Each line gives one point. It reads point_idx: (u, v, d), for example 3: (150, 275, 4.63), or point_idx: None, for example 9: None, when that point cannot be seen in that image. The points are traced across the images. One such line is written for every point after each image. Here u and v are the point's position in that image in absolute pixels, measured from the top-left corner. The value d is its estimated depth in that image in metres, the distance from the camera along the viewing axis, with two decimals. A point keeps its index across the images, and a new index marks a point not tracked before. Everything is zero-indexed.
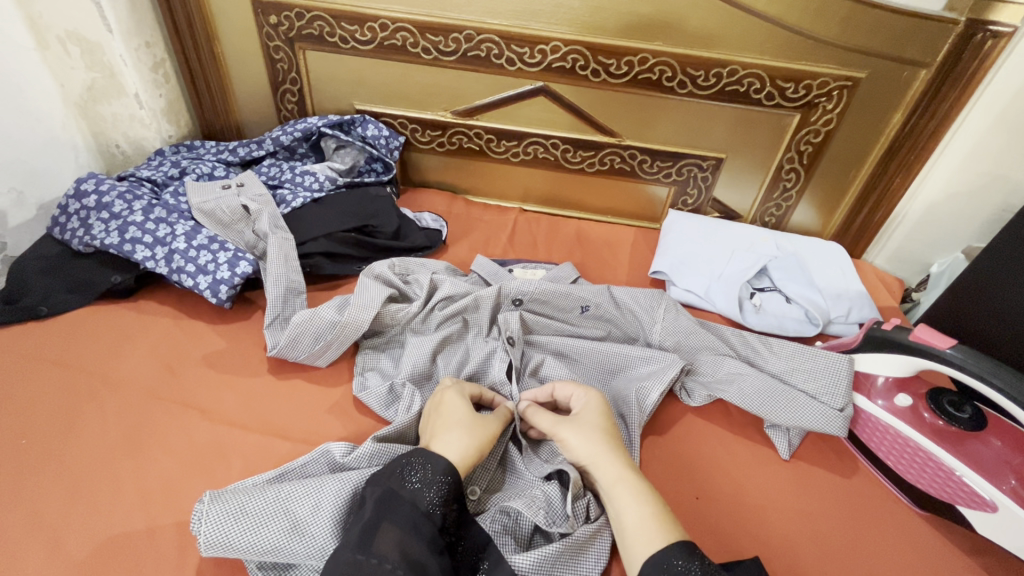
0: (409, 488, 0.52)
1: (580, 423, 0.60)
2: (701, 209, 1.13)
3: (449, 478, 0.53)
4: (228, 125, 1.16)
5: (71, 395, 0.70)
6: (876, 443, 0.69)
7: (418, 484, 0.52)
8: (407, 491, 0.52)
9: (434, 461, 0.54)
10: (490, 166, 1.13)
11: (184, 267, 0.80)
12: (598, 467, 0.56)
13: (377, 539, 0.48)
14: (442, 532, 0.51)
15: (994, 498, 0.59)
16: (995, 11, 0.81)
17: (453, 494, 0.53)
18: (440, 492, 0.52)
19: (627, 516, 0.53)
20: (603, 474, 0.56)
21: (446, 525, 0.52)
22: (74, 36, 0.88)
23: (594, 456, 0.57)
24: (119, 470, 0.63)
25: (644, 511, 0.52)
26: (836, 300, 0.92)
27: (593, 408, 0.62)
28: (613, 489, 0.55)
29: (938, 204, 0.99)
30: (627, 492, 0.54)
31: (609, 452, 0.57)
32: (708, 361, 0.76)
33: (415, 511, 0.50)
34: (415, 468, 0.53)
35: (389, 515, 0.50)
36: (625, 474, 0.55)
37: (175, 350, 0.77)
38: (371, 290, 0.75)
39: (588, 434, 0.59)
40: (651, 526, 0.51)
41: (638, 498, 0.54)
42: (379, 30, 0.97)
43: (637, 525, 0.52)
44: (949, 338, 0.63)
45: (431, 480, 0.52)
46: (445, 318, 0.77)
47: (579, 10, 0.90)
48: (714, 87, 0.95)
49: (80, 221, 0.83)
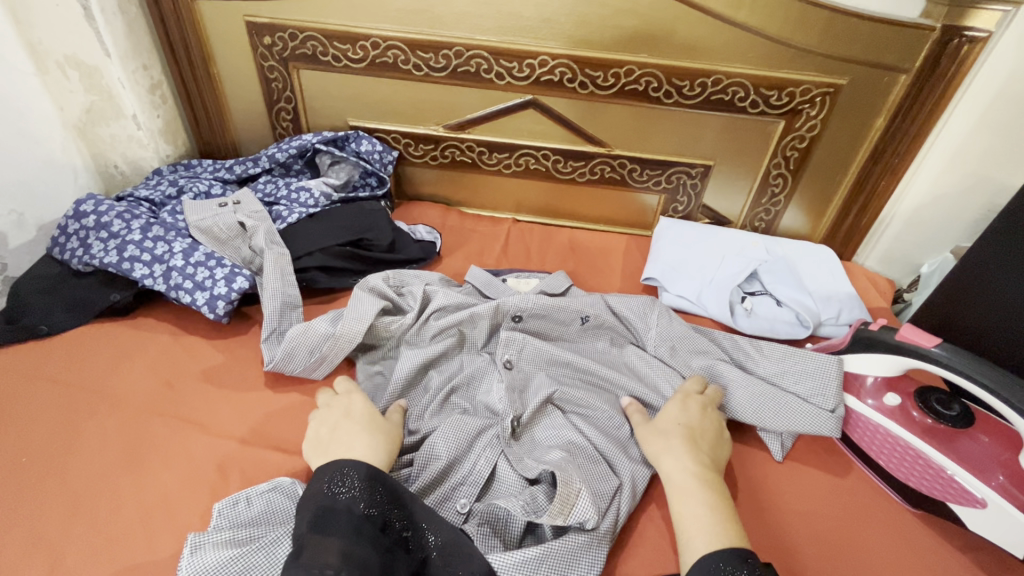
0: (342, 498, 0.52)
1: (659, 428, 0.65)
2: (692, 216, 1.14)
3: (371, 479, 0.54)
4: (225, 144, 1.18)
5: (71, 413, 0.70)
6: (867, 443, 0.69)
7: (348, 494, 0.53)
8: (340, 502, 0.52)
9: (357, 466, 0.55)
10: (482, 178, 1.15)
11: (182, 284, 0.81)
12: (665, 471, 0.61)
13: (321, 553, 0.48)
14: (387, 531, 0.52)
15: (984, 495, 0.60)
16: (970, 17, 0.83)
17: (383, 492, 0.54)
18: (371, 493, 0.53)
19: (688, 518, 0.55)
20: (668, 477, 0.60)
21: (390, 523, 0.53)
22: (74, 61, 0.91)
23: (663, 460, 0.62)
24: (119, 486, 0.63)
25: (701, 514, 0.55)
26: (827, 302, 0.93)
27: (675, 412, 0.67)
28: (675, 494, 0.58)
29: (927, 205, 1.01)
30: (685, 496, 0.57)
31: (683, 454, 0.61)
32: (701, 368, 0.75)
33: (352, 517, 0.51)
34: (339, 479, 0.54)
35: (329, 529, 0.50)
36: (687, 482, 0.59)
37: (173, 366, 0.78)
38: (364, 303, 0.76)
39: (664, 441, 0.63)
40: (709, 531, 0.54)
41: (691, 500, 0.57)
42: (371, 48, 0.99)
43: (696, 526, 0.55)
44: (934, 335, 0.65)
45: (357, 486, 0.54)
46: (436, 331, 0.77)
47: (566, 24, 0.93)
48: (699, 96, 0.97)
49: (79, 241, 0.84)
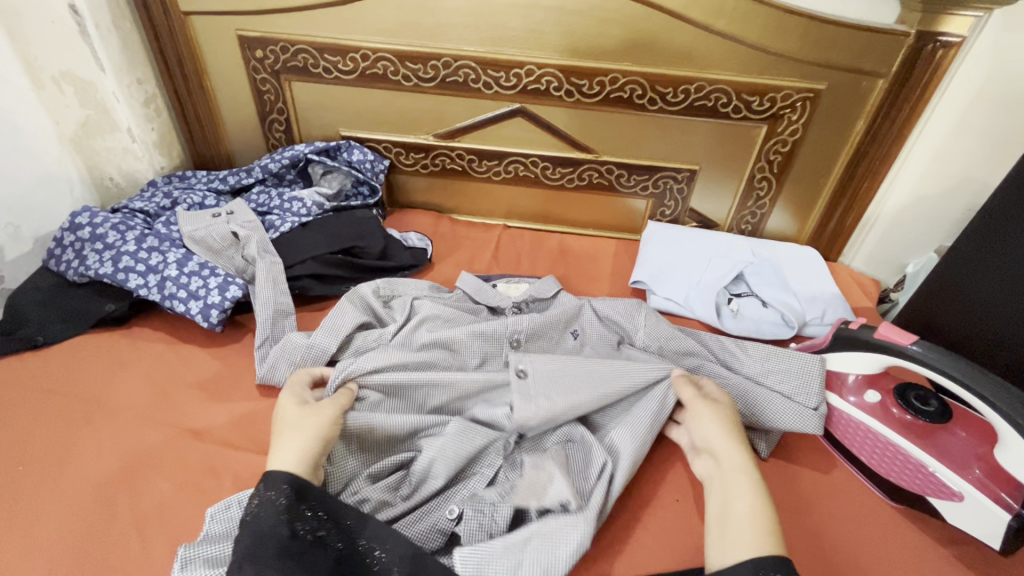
0: (253, 514, 0.52)
1: (715, 405, 0.65)
2: (679, 220, 1.16)
3: (280, 485, 0.53)
4: (219, 155, 1.19)
5: (67, 421, 0.72)
6: (850, 440, 0.71)
7: (257, 509, 0.52)
8: (253, 517, 0.51)
9: (268, 477, 0.54)
10: (472, 185, 1.17)
11: (176, 293, 0.83)
12: (722, 450, 0.60)
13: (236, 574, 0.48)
14: (300, 536, 0.51)
15: (961, 488, 0.61)
16: (944, 23, 0.85)
17: (293, 499, 0.52)
18: (280, 501, 0.52)
19: (738, 503, 0.55)
20: (726, 460, 0.60)
21: (301, 528, 0.51)
22: (69, 76, 0.93)
23: (720, 442, 0.61)
24: (114, 492, 0.65)
25: (752, 504, 0.55)
26: (811, 303, 0.95)
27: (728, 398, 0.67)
28: (732, 472, 0.58)
29: (910, 205, 1.04)
30: (740, 480, 0.57)
31: (733, 443, 0.61)
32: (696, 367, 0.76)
33: (260, 531, 0.50)
34: (253, 495, 0.53)
35: (242, 547, 0.50)
36: (744, 465, 0.59)
37: (168, 374, 0.79)
38: (346, 314, 0.77)
39: (714, 421, 0.63)
40: (763, 520, 0.53)
41: (745, 485, 0.57)
42: (361, 60, 1.01)
43: (749, 513, 0.54)
44: (911, 334, 0.67)
45: (267, 498, 0.52)
46: (421, 341, 0.75)
47: (551, 35, 0.95)
48: (683, 102, 0.99)
49: (75, 252, 0.86)
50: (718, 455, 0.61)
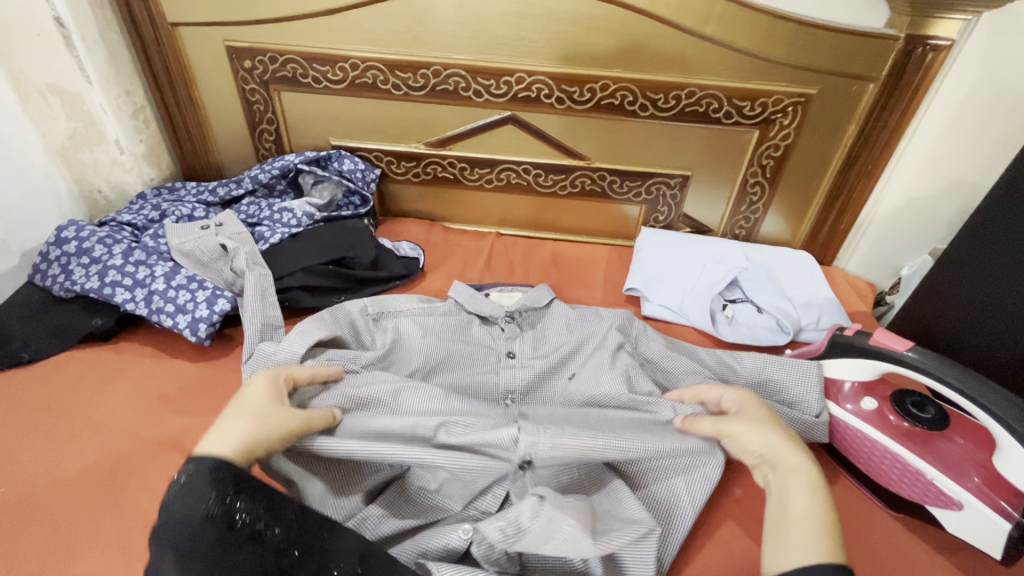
0: (181, 500, 0.48)
1: (744, 417, 0.61)
2: (673, 225, 1.16)
3: (214, 472, 0.49)
4: (208, 166, 1.18)
5: (51, 440, 0.70)
6: (848, 447, 0.70)
7: (185, 496, 0.48)
8: (179, 504, 0.48)
9: (200, 462, 0.49)
10: (465, 194, 1.16)
11: (164, 307, 0.82)
12: (779, 455, 0.57)
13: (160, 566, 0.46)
14: (234, 529, 0.47)
15: (960, 497, 0.60)
16: (933, 26, 0.85)
17: (228, 487, 0.48)
18: (213, 491, 0.48)
19: (797, 506, 0.52)
20: (784, 462, 0.56)
21: (236, 520, 0.48)
22: (55, 89, 0.93)
23: (769, 447, 0.58)
24: (99, 512, 0.63)
25: (813, 507, 0.51)
26: (806, 308, 0.94)
27: (752, 404, 0.64)
28: (789, 476, 0.55)
29: (902, 208, 1.04)
30: (803, 485, 0.53)
31: (789, 443, 0.57)
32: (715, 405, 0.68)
33: (187, 522, 0.47)
34: (184, 475, 0.49)
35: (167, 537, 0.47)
36: (804, 466, 0.55)
37: (156, 390, 0.78)
38: (323, 323, 0.76)
39: (756, 427, 0.59)
40: (824, 521, 0.50)
41: (801, 487, 0.53)
42: (350, 69, 1.00)
43: (807, 516, 0.51)
44: (907, 340, 0.67)
45: (199, 484, 0.48)
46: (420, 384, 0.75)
47: (541, 42, 0.94)
48: (674, 108, 0.99)
49: (61, 267, 0.85)
50: (775, 464, 0.56)
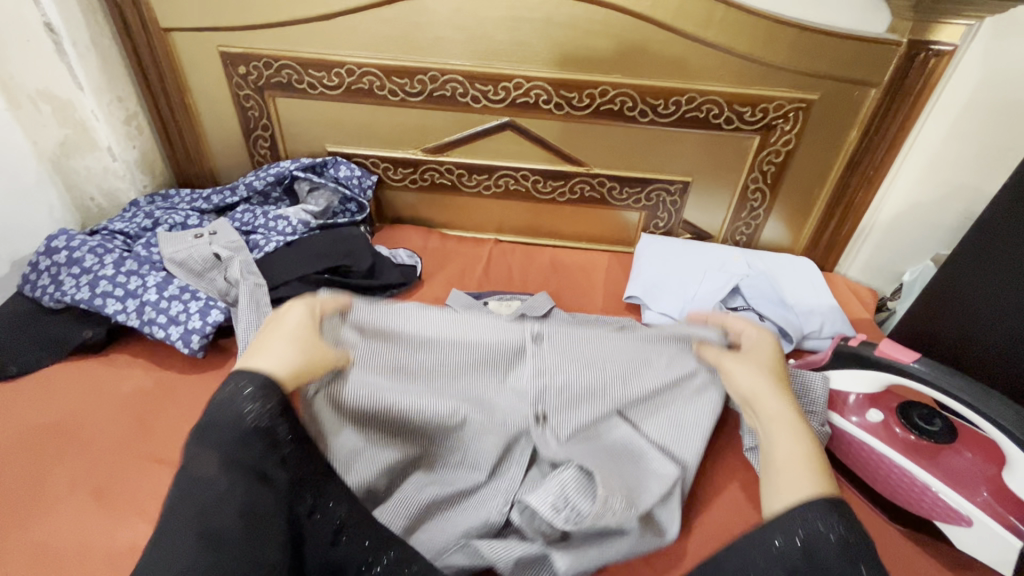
0: (236, 410, 0.47)
1: (747, 358, 0.65)
2: (673, 232, 1.15)
3: (272, 389, 0.50)
4: (202, 173, 1.17)
5: (39, 456, 0.68)
6: (854, 460, 0.69)
7: (244, 404, 0.48)
8: (235, 412, 0.47)
9: (254, 376, 0.50)
10: (463, 200, 1.15)
11: (156, 319, 0.80)
12: (760, 401, 0.60)
13: (196, 468, 0.45)
14: (276, 448, 0.48)
15: (969, 512, 0.59)
16: (936, 31, 0.84)
17: (280, 405, 0.50)
18: (269, 406, 0.49)
19: (780, 450, 0.55)
20: (764, 409, 0.60)
21: (281, 440, 0.49)
22: (45, 95, 0.91)
23: (753, 391, 0.61)
24: (87, 533, 0.61)
25: (796, 449, 0.54)
26: (809, 316, 0.93)
27: (766, 346, 0.66)
28: (771, 422, 0.58)
29: (903, 214, 1.03)
30: (782, 427, 0.57)
31: (775, 391, 0.61)
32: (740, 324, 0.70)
33: (238, 431, 0.47)
34: (242, 387, 0.49)
35: (208, 442, 0.46)
36: (785, 412, 0.58)
37: (148, 405, 0.76)
38: None
39: (752, 369, 0.63)
40: (804, 464, 0.52)
41: (784, 433, 0.56)
42: (346, 75, 0.99)
43: (789, 457, 0.53)
44: (913, 351, 0.65)
45: (259, 397, 0.48)
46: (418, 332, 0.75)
47: (539, 48, 0.93)
48: (674, 114, 0.97)
49: (51, 277, 0.83)
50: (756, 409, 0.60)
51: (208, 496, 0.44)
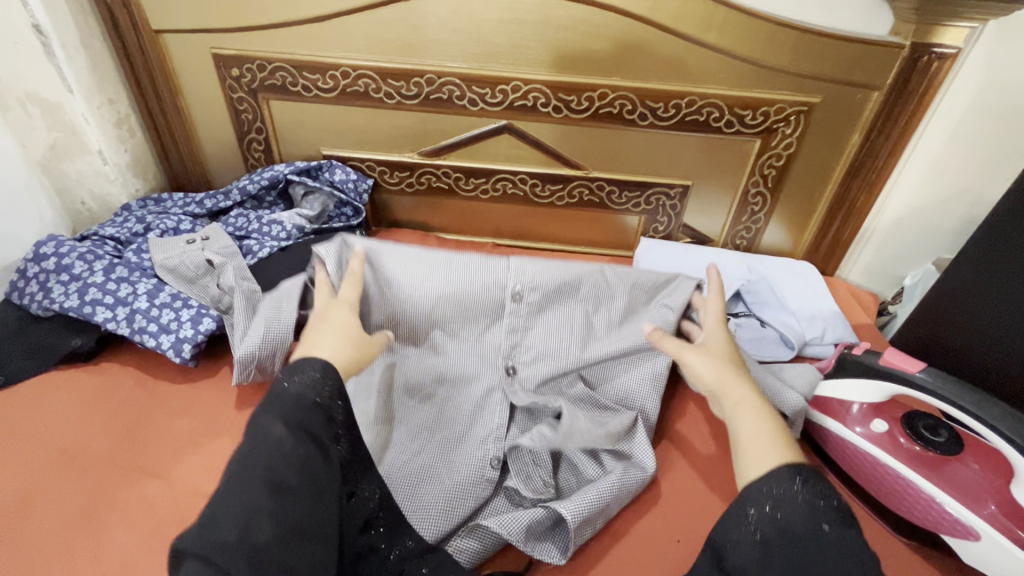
0: (293, 387, 0.50)
1: (706, 349, 0.63)
2: (673, 236, 1.14)
3: (327, 374, 0.53)
4: (195, 176, 1.15)
5: (26, 469, 0.67)
6: (859, 472, 0.68)
7: (297, 384, 0.50)
8: (288, 390, 0.50)
9: (318, 363, 0.53)
10: (461, 204, 1.13)
11: (147, 327, 0.78)
12: (722, 390, 0.59)
13: (255, 433, 0.46)
14: (331, 424, 0.51)
15: (976, 527, 0.58)
16: (938, 34, 0.83)
17: (334, 389, 0.52)
18: (329, 387, 0.52)
19: (743, 427, 0.54)
20: (726, 395, 0.58)
21: (335, 419, 0.52)
22: (35, 98, 0.90)
23: (714, 379, 0.60)
24: (74, 548, 0.60)
25: (761, 427, 0.53)
26: (811, 321, 0.92)
27: (720, 341, 0.65)
28: (734, 410, 0.56)
29: (904, 219, 1.02)
30: (746, 411, 0.55)
31: (735, 377, 0.60)
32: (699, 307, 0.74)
33: (300, 403, 0.49)
34: (298, 371, 0.52)
35: (272, 411, 0.48)
36: (747, 398, 0.57)
37: (138, 415, 0.75)
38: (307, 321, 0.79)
39: (711, 359, 0.62)
40: (769, 438, 0.51)
41: (749, 415, 0.55)
42: (341, 77, 0.97)
43: (752, 434, 0.52)
44: (919, 361, 0.64)
45: (315, 380, 0.51)
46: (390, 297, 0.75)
47: (537, 51, 0.92)
48: (674, 117, 0.96)
49: (39, 284, 0.81)
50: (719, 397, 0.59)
51: (276, 452, 0.45)
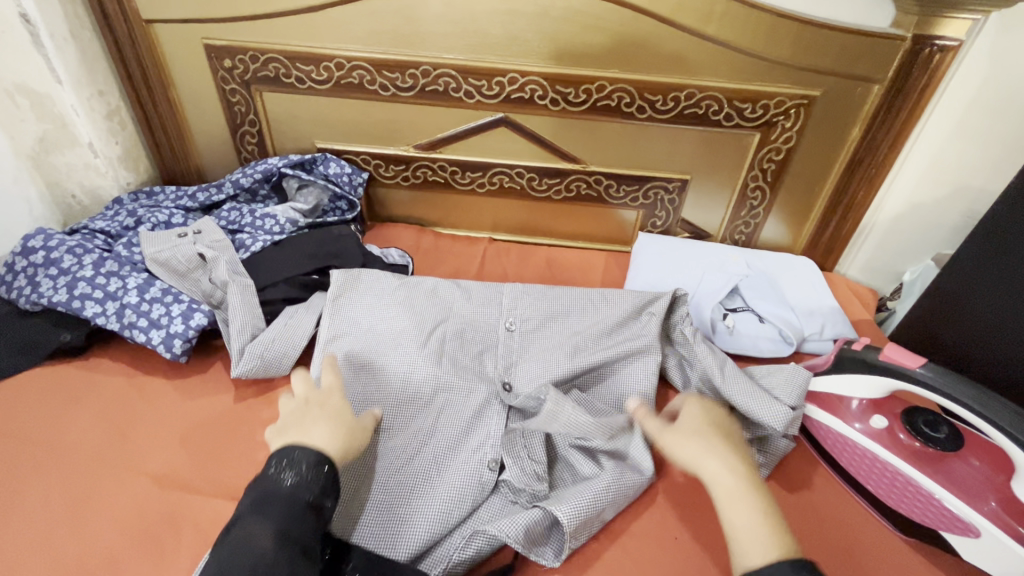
0: (285, 485, 0.52)
1: (682, 429, 0.62)
2: (671, 230, 1.12)
3: (320, 466, 0.54)
4: (188, 169, 1.13)
5: (13, 467, 0.66)
6: (855, 468, 0.67)
7: (293, 480, 0.52)
8: (284, 487, 0.52)
9: (307, 453, 0.54)
10: (457, 198, 1.12)
11: (137, 322, 0.77)
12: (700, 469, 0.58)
13: (255, 537, 0.48)
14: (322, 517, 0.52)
15: (977, 523, 0.57)
16: (940, 26, 0.82)
17: (329, 480, 0.54)
18: (320, 482, 0.53)
19: (737, 522, 0.53)
20: (707, 475, 0.57)
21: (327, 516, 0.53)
22: (23, 89, 0.88)
23: (688, 459, 0.59)
24: (61, 548, 0.59)
25: (753, 519, 0.53)
26: (809, 317, 0.91)
27: (696, 414, 0.64)
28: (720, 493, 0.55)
29: (904, 214, 1.01)
30: (729, 498, 0.55)
31: (713, 453, 0.58)
32: (684, 315, 0.78)
33: (294, 504, 0.51)
34: (291, 462, 0.53)
35: (265, 514, 0.50)
36: (726, 475, 0.56)
37: (128, 411, 0.73)
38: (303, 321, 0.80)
39: (687, 438, 0.60)
40: (763, 533, 0.51)
41: (741, 503, 0.54)
42: (335, 69, 0.96)
43: (751, 529, 0.52)
44: (919, 356, 0.63)
45: (308, 474, 0.53)
46: (389, 316, 0.77)
47: (535, 42, 0.90)
48: (673, 110, 0.95)
49: (27, 278, 0.80)
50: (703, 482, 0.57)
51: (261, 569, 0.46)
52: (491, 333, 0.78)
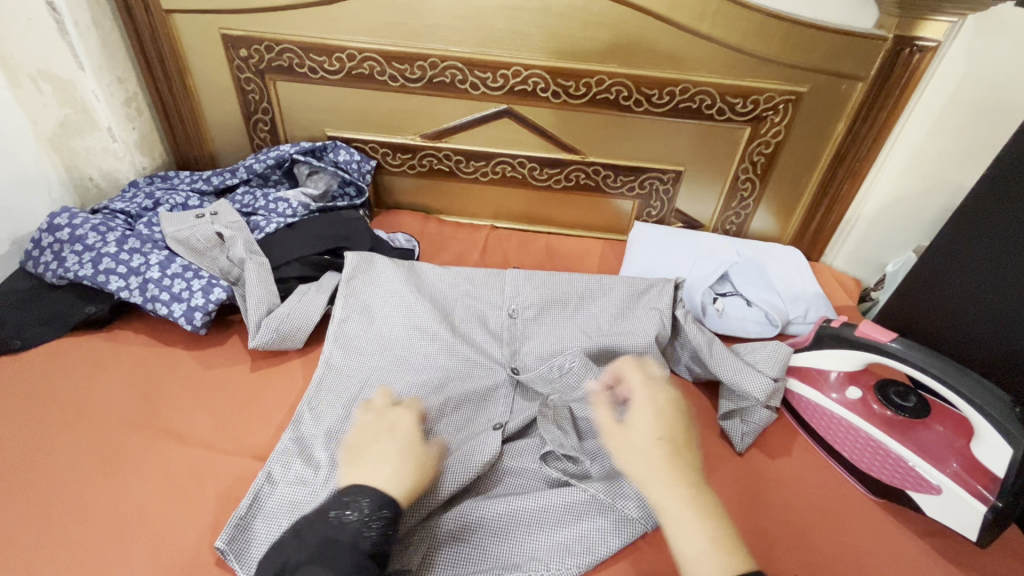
0: (348, 530, 0.50)
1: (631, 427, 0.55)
2: (665, 220, 1.17)
3: (388, 511, 0.51)
4: (201, 154, 1.17)
5: (45, 427, 0.70)
6: (831, 436, 0.72)
7: (358, 524, 0.50)
8: (347, 534, 0.49)
9: (371, 496, 0.51)
10: (460, 186, 1.17)
11: (158, 296, 0.81)
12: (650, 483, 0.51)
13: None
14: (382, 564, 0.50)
15: (940, 482, 0.63)
16: (921, 28, 0.87)
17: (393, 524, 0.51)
18: (380, 528, 0.50)
19: (684, 543, 0.48)
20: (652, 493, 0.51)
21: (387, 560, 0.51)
22: (46, 74, 0.92)
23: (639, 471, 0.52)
24: (94, 499, 0.64)
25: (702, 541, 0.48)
26: (794, 301, 0.97)
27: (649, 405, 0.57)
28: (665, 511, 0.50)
29: (887, 207, 1.06)
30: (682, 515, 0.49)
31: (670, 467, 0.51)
32: (681, 301, 0.83)
33: (356, 553, 0.48)
34: (351, 506, 0.51)
35: (329, 562, 0.47)
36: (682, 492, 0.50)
37: (150, 378, 0.78)
38: (312, 300, 0.84)
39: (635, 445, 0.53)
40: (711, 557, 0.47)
41: (691, 524, 0.49)
42: (347, 60, 1.00)
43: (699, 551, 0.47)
44: (890, 331, 0.68)
45: (371, 516, 0.50)
46: (400, 303, 0.81)
47: (537, 37, 0.95)
48: (668, 104, 1.00)
49: (53, 254, 0.84)
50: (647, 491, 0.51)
51: None
52: (495, 318, 0.82)
